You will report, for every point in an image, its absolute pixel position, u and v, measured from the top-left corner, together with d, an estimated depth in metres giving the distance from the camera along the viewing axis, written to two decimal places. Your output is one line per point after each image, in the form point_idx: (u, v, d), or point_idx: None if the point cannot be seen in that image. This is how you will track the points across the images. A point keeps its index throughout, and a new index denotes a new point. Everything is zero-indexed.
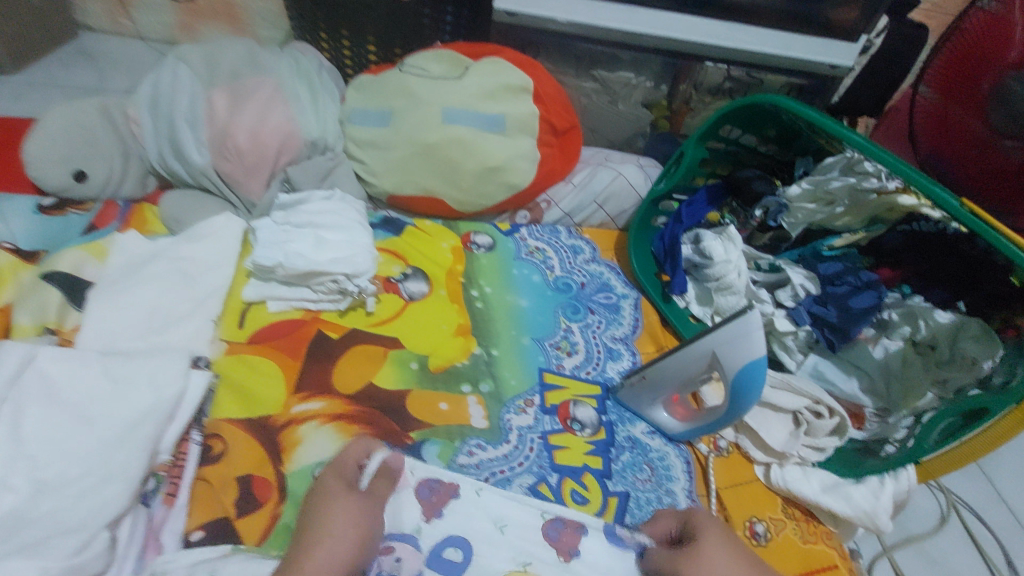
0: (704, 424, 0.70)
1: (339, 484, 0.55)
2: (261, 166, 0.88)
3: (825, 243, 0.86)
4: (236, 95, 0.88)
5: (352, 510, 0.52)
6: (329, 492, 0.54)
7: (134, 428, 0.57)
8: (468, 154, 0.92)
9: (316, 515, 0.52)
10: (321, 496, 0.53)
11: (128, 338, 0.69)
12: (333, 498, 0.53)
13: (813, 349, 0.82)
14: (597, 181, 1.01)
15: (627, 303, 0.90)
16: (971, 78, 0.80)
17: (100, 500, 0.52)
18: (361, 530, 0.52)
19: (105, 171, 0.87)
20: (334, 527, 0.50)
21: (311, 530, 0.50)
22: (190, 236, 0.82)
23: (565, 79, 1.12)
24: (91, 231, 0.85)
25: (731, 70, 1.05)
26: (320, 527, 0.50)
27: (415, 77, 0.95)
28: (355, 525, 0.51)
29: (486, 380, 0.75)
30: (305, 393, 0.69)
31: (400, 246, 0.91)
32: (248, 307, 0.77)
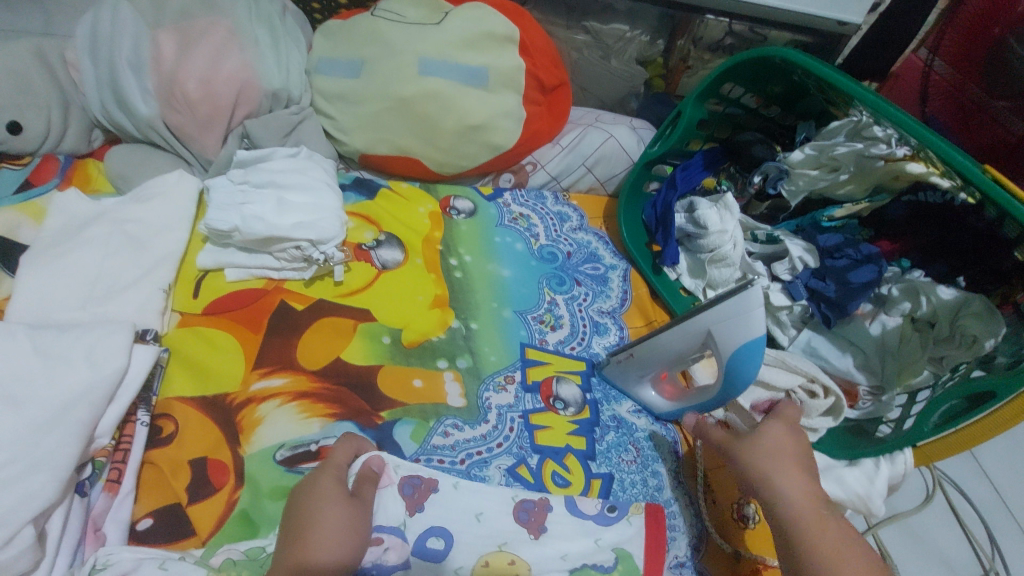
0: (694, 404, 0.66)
1: (329, 480, 0.51)
2: (217, 118, 0.80)
3: (825, 213, 0.81)
4: (186, 37, 0.78)
5: (344, 509, 0.49)
6: (318, 487, 0.50)
7: (67, 409, 0.51)
8: (447, 110, 0.84)
9: (306, 511, 0.48)
10: (309, 492, 0.50)
11: (65, 309, 0.63)
12: (320, 497, 0.50)
13: (807, 324, 0.78)
14: (587, 143, 0.94)
15: (615, 275, 0.85)
16: (978, 53, 0.87)
17: (25, 491, 0.46)
18: (351, 526, 0.49)
19: (42, 124, 0.77)
20: (323, 522, 0.47)
21: (301, 523, 0.47)
22: (138, 196, 0.74)
23: (555, 31, 1.04)
24: (26, 188, 0.76)
25: (733, 25, 0.97)
26: (310, 523, 0.47)
27: (389, 22, 0.87)
28: (345, 523, 0.48)
29: (464, 356, 0.70)
30: (265, 369, 0.64)
31: (373, 210, 0.84)
32: (203, 276, 0.71)
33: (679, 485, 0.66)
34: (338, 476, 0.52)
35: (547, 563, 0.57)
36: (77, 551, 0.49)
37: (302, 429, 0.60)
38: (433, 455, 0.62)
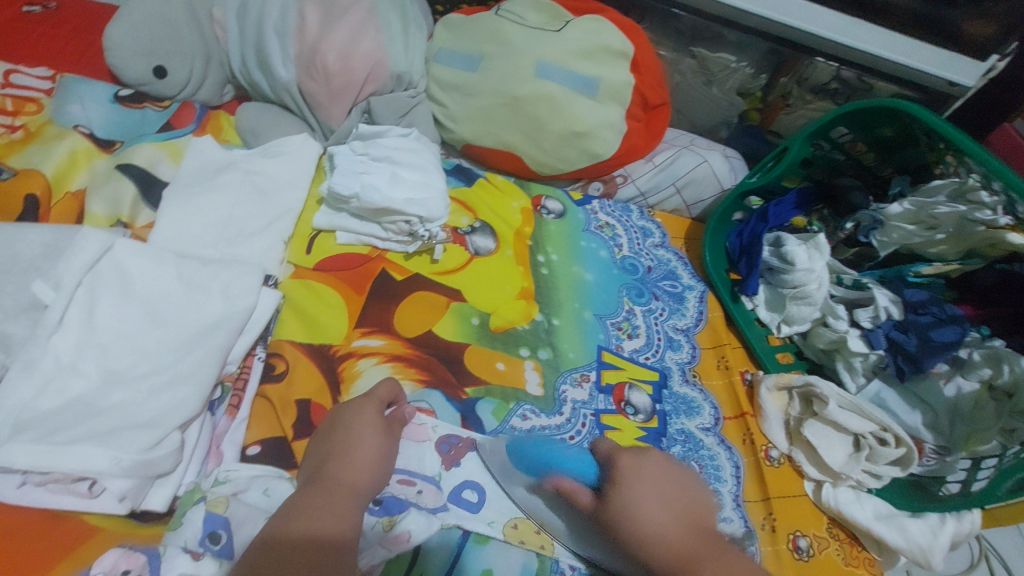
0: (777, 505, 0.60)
1: (372, 410, 0.57)
2: (346, 91, 0.85)
3: (912, 268, 0.81)
4: (329, 11, 0.84)
5: (377, 442, 0.55)
6: (356, 417, 0.56)
7: (207, 333, 0.57)
8: (556, 114, 0.88)
9: (341, 437, 0.54)
10: (348, 420, 0.56)
11: (200, 244, 0.68)
12: (358, 428, 0.55)
13: (879, 375, 0.79)
14: (679, 165, 0.97)
15: (691, 295, 0.87)
16: None
17: (170, 400, 0.51)
18: (381, 458, 0.54)
19: (185, 72, 0.84)
20: (358, 451, 0.53)
21: (339, 448, 0.53)
22: (267, 151, 0.80)
23: (661, 53, 1.06)
24: (166, 129, 0.83)
25: (841, 71, 0.99)
26: (349, 450, 0.53)
27: (511, 23, 0.91)
28: (378, 455, 0.54)
29: (545, 348, 0.74)
30: (366, 329, 0.68)
31: (470, 198, 0.88)
32: (316, 234, 0.76)
33: (738, 508, 0.67)
34: (377, 411, 0.57)
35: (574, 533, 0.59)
36: (201, 463, 0.54)
37: None
38: (511, 435, 0.65)
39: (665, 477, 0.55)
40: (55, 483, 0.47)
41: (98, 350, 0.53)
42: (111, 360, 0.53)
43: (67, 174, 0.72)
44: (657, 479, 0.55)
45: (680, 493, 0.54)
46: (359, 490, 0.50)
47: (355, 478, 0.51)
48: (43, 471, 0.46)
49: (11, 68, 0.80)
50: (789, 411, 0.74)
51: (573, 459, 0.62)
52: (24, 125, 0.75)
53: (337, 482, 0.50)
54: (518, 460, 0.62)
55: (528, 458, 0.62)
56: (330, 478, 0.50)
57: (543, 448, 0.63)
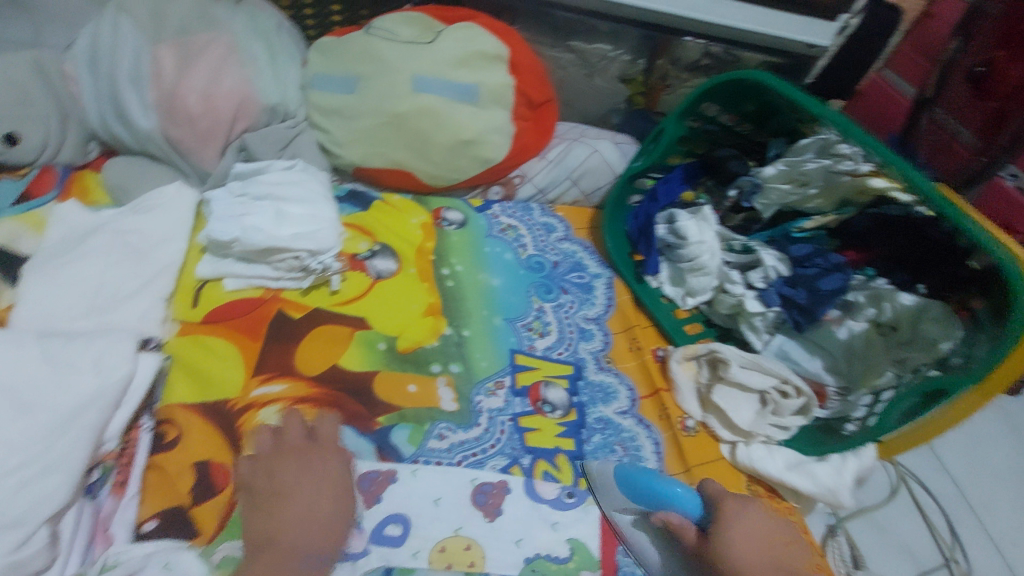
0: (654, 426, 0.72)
1: (329, 467, 0.57)
2: (215, 133, 0.82)
3: (795, 224, 0.86)
4: (185, 52, 0.81)
5: (313, 488, 0.55)
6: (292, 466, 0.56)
7: (79, 413, 0.53)
8: (439, 126, 0.88)
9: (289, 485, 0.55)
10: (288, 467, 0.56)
11: (70, 318, 0.64)
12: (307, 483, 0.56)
13: (779, 329, 0.83)
14: (573, 157, 0.99)
15: (600, 283, 0.89)
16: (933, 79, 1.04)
17: (42, 491, 0.49)
18: (325, 507, 0.55)
19: (41, 136, 0.78)
20: (295, 497, 0.54)
21: (278, 499, 0.54)
22: (136, 207, 0.76)
23: (542, 50, 1.08)
24: (25, 201, 0.78)
25: (709, 47, 1.03)
26: (279, 509, 0.53)
27: (382, 40, 0.90)
28: (313, 505, 0.54)
29: (456, 362, 0.74)
30: (265, 376, 0.66)
31: (367, 221, 0.87)
32: (202, 285, 0.73)
33: None
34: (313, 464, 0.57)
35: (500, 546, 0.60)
36: (87, 548, 0.52)
37: None
38: (430, 457, 0.64)
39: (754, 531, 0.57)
40: None
41: None
42: None
43: None
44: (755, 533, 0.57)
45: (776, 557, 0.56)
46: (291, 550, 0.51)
47: (286, 537, 0.52)
48: None
49: None
50: (699, 379, 0.77)
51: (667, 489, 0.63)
52: None
53: (275, 546, 0.51)
54: (628, 488, 0.64)
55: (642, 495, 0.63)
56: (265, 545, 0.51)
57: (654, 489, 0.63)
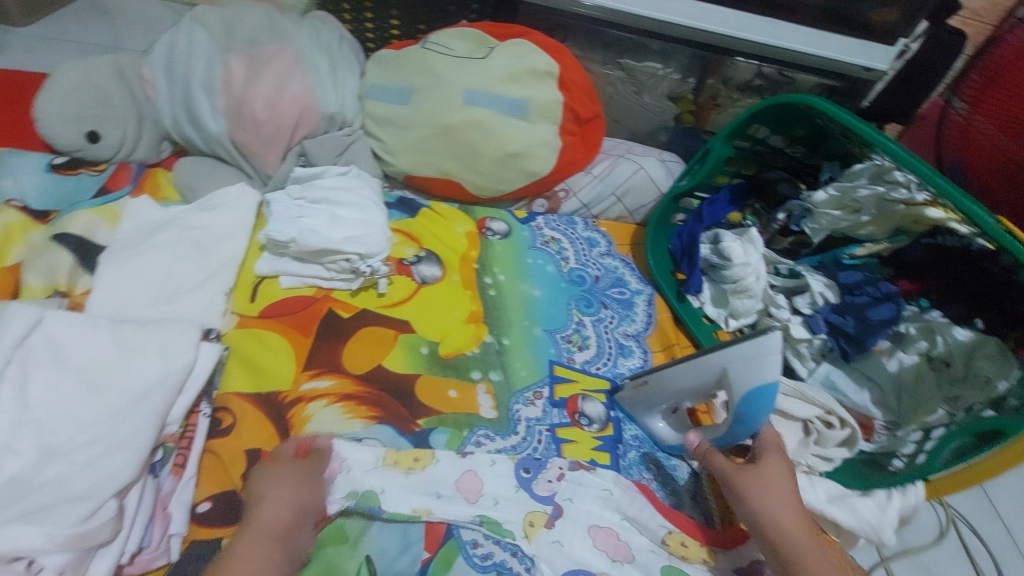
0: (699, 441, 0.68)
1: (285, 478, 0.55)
2: (278, 137, 0.86)
3: (846, 251, 0.84)
4: (253, 61, 0.86)
5: (285, 483, 0.55)
6: (269, 464, 0.57)
7: (146, 395, 0.56)
8: (488, 138, 0.90)
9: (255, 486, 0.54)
10: (266, 485, 0.54)
11: (139, 306, 0.68)
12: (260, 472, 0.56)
13: (825, 358, 0.81)
14: (617, 174, 1.00)
15: (640, 300, 0.89)
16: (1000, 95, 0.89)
17: (108, 469, 0.51)
18: (292, 504, 0.53)
19: (118, 133, 0.86)
20: (268, 491, 0.54)
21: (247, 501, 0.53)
22: (204, 205, 0.80)
23: (591, 66, 1.10)
24: (103, 193, 0.83)
25: (762, 67, 1.02)
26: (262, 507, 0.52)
27: (438, 54, 0.93)
28: (285, 501, 0.53)
29: (497, 369, 0.75)
30: (314, 371, 0.69)
31: (415, 228, 0.89)
32: (260, 282, 0.77)
33: (697, 504, 0.69)
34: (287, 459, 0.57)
35: (543, 546, 0.60)
36: (147, 527, 0.53)
37: (346, 428, 0.65)
38: None
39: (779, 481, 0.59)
40: None
41: (32, 426, 0.53)
42: (46, 434, 0.53)
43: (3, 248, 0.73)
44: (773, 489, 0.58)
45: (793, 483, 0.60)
46: (281, 528, 0.51)
47: (276, 517, 0.52)
48: None
49: None
50: None
51: (751, 400, 0.63)
52: None
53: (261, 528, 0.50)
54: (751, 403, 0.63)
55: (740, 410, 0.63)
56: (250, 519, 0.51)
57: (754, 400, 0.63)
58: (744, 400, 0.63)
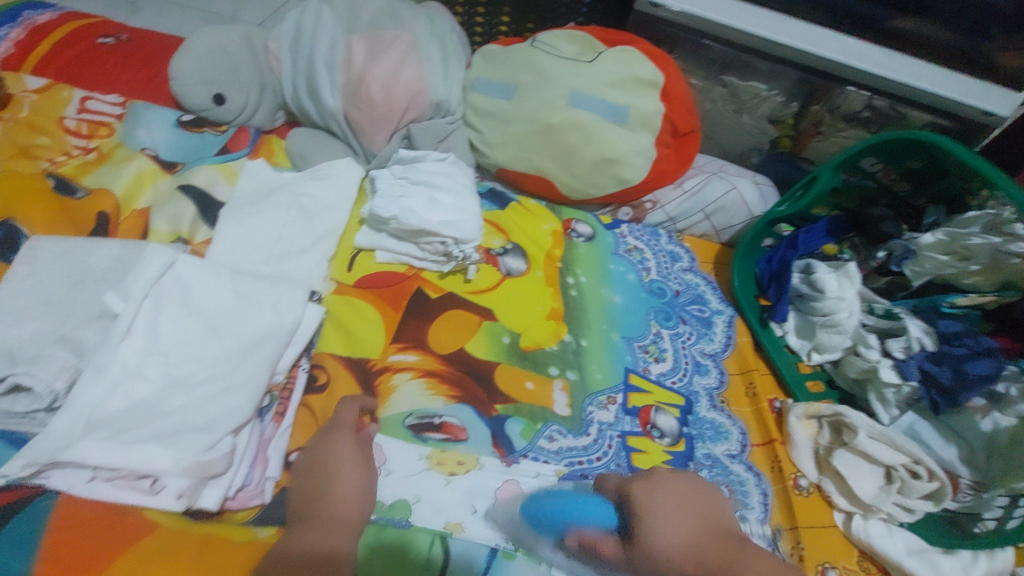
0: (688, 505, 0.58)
1: (346, 467, 0.56)
2: (388, 118, 0.90)
3: (946, 299, 0.80)
4: (374, 43, 0.90)
5: (358, 471, 0.56)
6: (339, 441, 0.58)
7: (259, 345, 0.61)
8: (587, 141, 0.91)
9: (321, 473, 0.55)
10: (332, 474, 0.55)
11: (252, 261, 0.73)
12: (322, 455, 0.57)
13: (911, 407, 0.77)
14: (709, 191, 0.99)
15: (720, 320, 0.89)
16: None
17: (227, 407, 0.55)
18: (365, 489, 0.55)
19: (241, 99, 0.91)
20: (345, 474, 0.55)
21: (320, 488, 0.54)
22: (314, 175, 0.85)
23: (692, 80, 1.09)
24: (224, 152, 0.89)
25: (873, 99, 0.98)
26: (330, 494, 0.53)
27: (546, 54, 0.95)
28: (360, 487, 0.54)
29: (573, 369, 0.76)
30: (402, 345, 0.72)
31: (504, 221, 0.91)
32: (357, 253, 0.80)
33: (765, 535, 0.68)
34: (351, 443, 0.58)
35: None
36: (250, 466, 0.57)
37: (428, 403, 0.67)
38: (539, 454, 0.68)
39: (675, 488, 0.58)
40: (120, 478, 0.51)
41: (160, 357, 0.58)
42: (171, 366, 0.58)
43: (135, 193, 0.80)
44: (672, 502, 0.56)
45: (694, 501, 0.57)
46: (349, 521, 0.51)
47: (344, 511, 0.52)
48: (109, 469, 0.50)
49: (86, 96, 0.90)
50: (818, 440, 0.75)
51: (591, 504, 0.59)
52: (98, 148, 0.85)
53: (330, 518, 0.51)
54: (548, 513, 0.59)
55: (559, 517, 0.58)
56: (316, 508, 0.52)
57: (568, 505, 0.60)
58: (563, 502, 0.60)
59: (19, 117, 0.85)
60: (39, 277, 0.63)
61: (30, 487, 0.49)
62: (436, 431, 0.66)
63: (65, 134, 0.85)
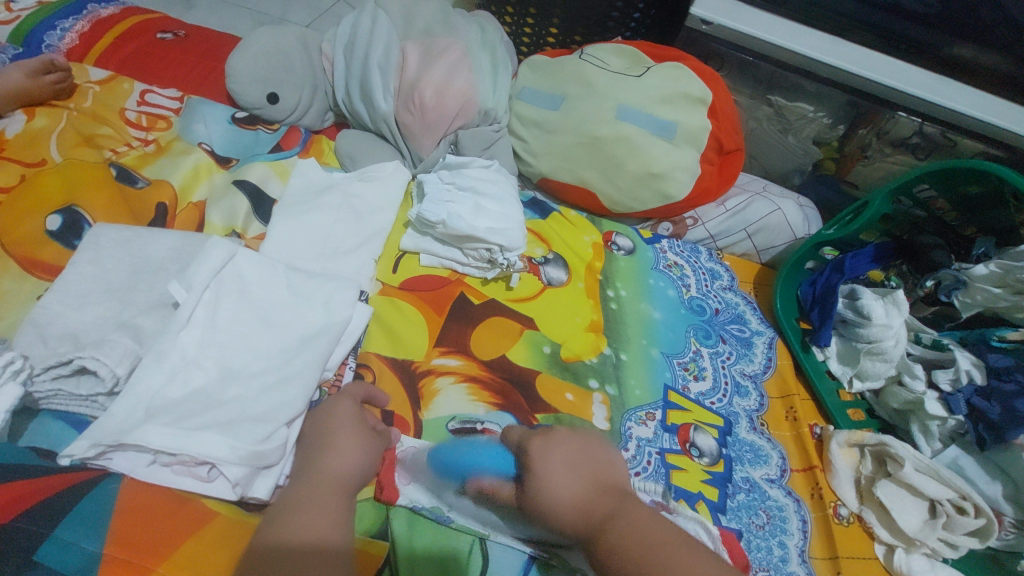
0: (587, 458, 0.57)
1: (340, 433, 0.57)
2: (438, 124, 0.91)
3: (996, 332, 0.78)
4: (428, 50, 0.92)
5: (353, 438, 0.57)
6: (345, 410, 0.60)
7: (312, 341, 0.62)
8: (633, 155, 0.91)
9: (319, 440, 0.57)
10: (329, 440, 0.56)
11: (304, 258, 0.75)
12: (319, 422, 0.59)
13: (955, 441, 0.76)
14: (752, 211, 0.98)
15: (760, 341, 0.88)
16: None
17: (282, 399, 0.57)
18: (359, 458, 0.56)
19: (294, 98, 0.94)
20: (344, 448, 0.56)
21: (314, 455, 0.55)
22: (364, 176, 0.86)
23: (739, 99, 1.09)
24: (277, 151, 0.91)
25: (924, 126, 0.96)
26: (324, 461, 0.54)
27: (595, 67, 0.95)
28: (354, 458, 0.55)
29: (613, 383, 0.76)
30: (445, 349, 0.73)
31: (546, 230, 0.91)
32: (402, 256, 0.81)
33: (804, 563, 0.67)
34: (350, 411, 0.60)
35: None
36: None
37: (470, 409, 0.68)
38: None
39: (573, 447, 0.58)
40: (178, 465, 0.52)
41: (217, 348, 0.60)
42: (227, 359, 0.59)
43: (191, 185, 0.82)
44: (565, 460, 0.56)
45: (588, 455, 0.58)
46: (342, 488, 0.53)
47: (337, 479, 0.53)
48: (169, 455, 0.51)
49: (146, 89, 0.93)
50: (859, 469, 0.75)
51: (489, 451, 0.62)
52: (156, 141, 0.87)
53: (322, 485, 0.52)
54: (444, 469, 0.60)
55: (454, 470, 0.60)
56: (311, 472, 0.53)
57: (467, 453, 0.61)
58: (459, 453, 0.61)
59: (84, 108, 0.89)
60: (101, 263, 0.65)
61: (94, 468, 0.52)
62: (477, 438, 0.66)
63: (125, 126, 0.88)
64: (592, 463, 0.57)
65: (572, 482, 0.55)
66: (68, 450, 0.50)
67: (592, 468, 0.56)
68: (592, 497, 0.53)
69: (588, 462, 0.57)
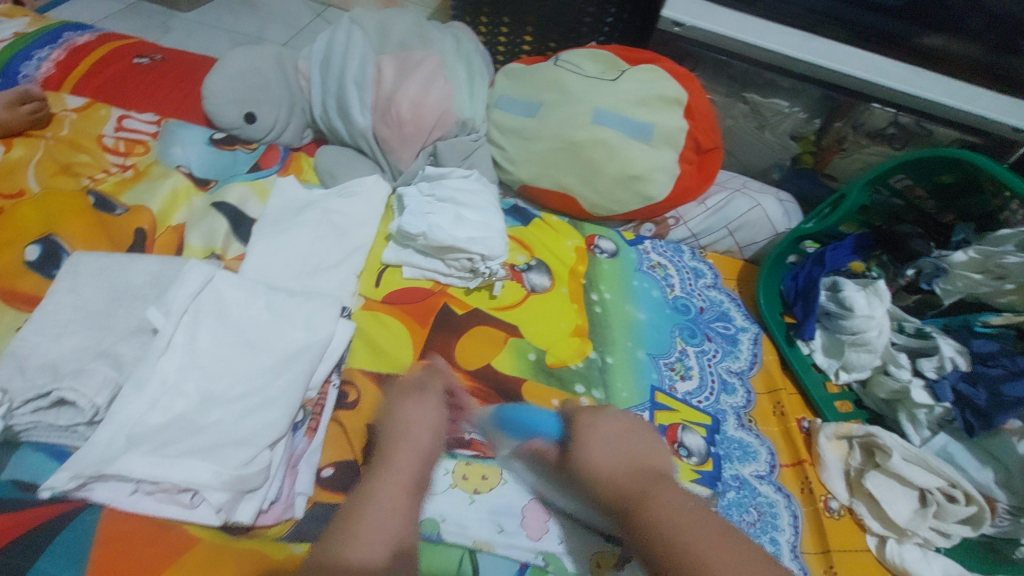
0: (631, 441, 0.59)
1: (407, 425, 0.63)
2: (416, 136, 0.91)
3: (979, 318, 0.78)
4: (402, 64, 0.92)
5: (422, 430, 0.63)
6: (413, 408, 0.64)
7: (293, 360, 0.62)
8: (612, 158, 0.92)
9: (393, 428, 0.63)
10: (401, 430, 0.62)
11: (284, 276, 0.75)
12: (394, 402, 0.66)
13: (943, 428, 0.76)
14: (732, 208, 0.99)
15: (745, 337, 0.89)
16: None
17: (264, 420, 0.57)
18: (424, 452, 0.61)
19: (272, 117, 0.94)
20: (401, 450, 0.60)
21: (387, 447, 0.61)
22: (343, 191, 0.86)
23: (715, 97, 1.09)
24: (256, 170, 0.91)
25: (898, 116, 0.97)
26: (393, 450, 0.60)
27: (570, 72, 0.96)
28: (416, 450, 0.61)
29: (599, 387, 0.76)
30: (429, 361, 0.72)
31: (528, 237, 0.91)
32: (384, 269, 0.81)
33: (796, 559, 0.67)
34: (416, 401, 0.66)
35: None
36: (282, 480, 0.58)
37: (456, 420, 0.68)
38: None
39: (618, 426, 0.61)
40: (161, 493, 0.52)
41: (198, 372, 0.59)
42: (208, 383, 0.59)
43: (170, 209, 0.82)
44: (611, 443, 0.59)
45: (631, 437, 0.60)
46: (411, 481, 0.58)
47: (403, 467, 0.58)
48: (151, 483, 0.51)
49: (123, 115, 0.93)
50: (848, 462, 0.76)
51: (547, 420, 0.67)
52: (135, 166, 0.87)
53: (389, 474, 0.57)
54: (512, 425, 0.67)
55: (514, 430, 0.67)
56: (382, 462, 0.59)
57: (528, 417, 0.67)
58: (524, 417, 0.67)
59: (60, 136, 0.89)
60: (79, 291, 0.65)
61: (75, 500, 0.52)
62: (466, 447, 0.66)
63: (103, 153, 0.88)
64: (634, 445, 0.59)
65: (612, 459, 0.57)
66: (49, 483, 0.50)
67: (635, 450, 0.58)
68: (626, 476, 0.55)
69: (624, 442, 0.59)
